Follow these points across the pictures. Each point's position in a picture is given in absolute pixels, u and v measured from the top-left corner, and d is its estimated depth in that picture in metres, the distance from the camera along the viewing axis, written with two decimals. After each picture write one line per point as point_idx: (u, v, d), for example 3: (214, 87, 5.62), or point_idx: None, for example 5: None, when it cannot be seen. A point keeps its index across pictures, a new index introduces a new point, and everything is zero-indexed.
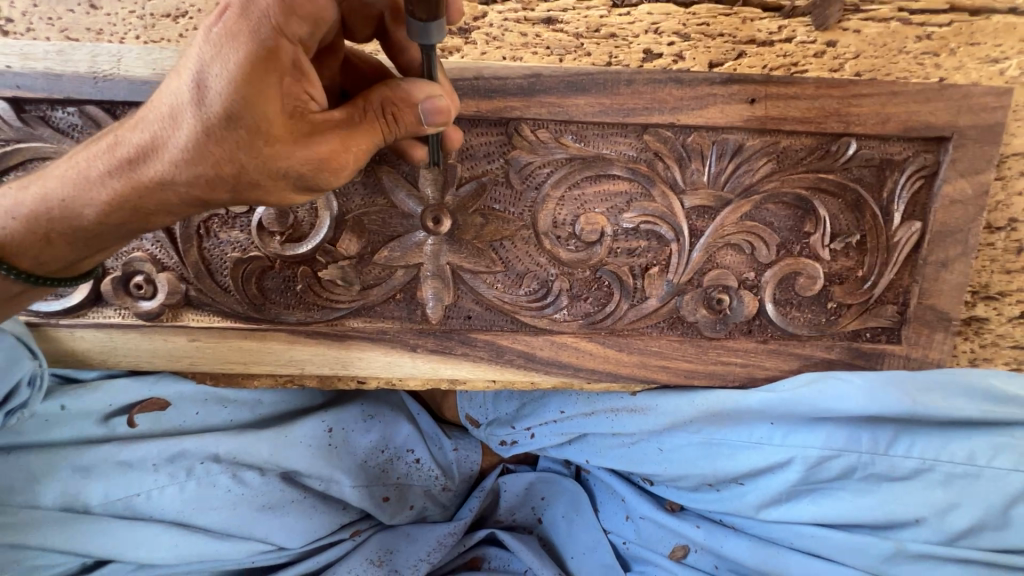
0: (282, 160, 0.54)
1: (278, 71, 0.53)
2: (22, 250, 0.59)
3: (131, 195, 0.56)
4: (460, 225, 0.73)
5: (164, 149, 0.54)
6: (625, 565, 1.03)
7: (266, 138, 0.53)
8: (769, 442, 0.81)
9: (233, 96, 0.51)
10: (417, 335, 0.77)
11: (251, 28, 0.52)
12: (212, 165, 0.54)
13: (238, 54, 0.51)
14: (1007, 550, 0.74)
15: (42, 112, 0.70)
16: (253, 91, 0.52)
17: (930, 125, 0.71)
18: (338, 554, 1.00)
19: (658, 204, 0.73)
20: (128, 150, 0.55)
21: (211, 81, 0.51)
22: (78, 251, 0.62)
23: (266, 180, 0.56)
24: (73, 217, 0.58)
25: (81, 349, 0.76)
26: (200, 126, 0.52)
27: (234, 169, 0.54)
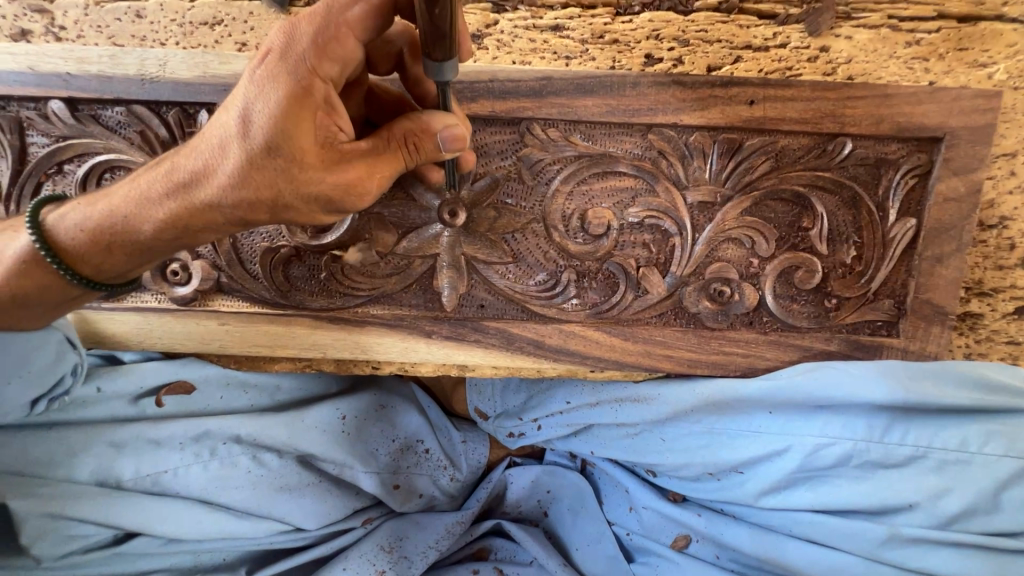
0: (313, 185, 0.60)
1: (312, 107, 0.59)
2: (85, 259, 0.66)
3: (182, 215, 0.62)
4: (474, 218, 0.78)
5: (213, 175, 0.59)
6: (629, 557, 1.05)
7: (301, 166, 0.59)
8: (767, 430, 0.85)
9: (274, 129, 0.57)
10: (433, 321, 0.81)
11: (290, 70, 0.57)
12: (253, 189, 0.59)
13: (278, 93, 0.57)
14: (1002, 534, 0.76)
15: (93, 111, 0.76)
16: (291, 125, 0.57)
17: (923, 126, 0.75)
18: (352, 539, 1.04)
19: (662, 199, 0.78)
20: (181, 175, 0.61)
21: (255, 115, 0.57)
22: (132, 263, 0.68)
23: (299, 203, 0.61)
24: (131, 234, 0.64)
25: (119, 332, 0.81)
26: (245, 155, 0.58)
27: (272, 193, 0.59)
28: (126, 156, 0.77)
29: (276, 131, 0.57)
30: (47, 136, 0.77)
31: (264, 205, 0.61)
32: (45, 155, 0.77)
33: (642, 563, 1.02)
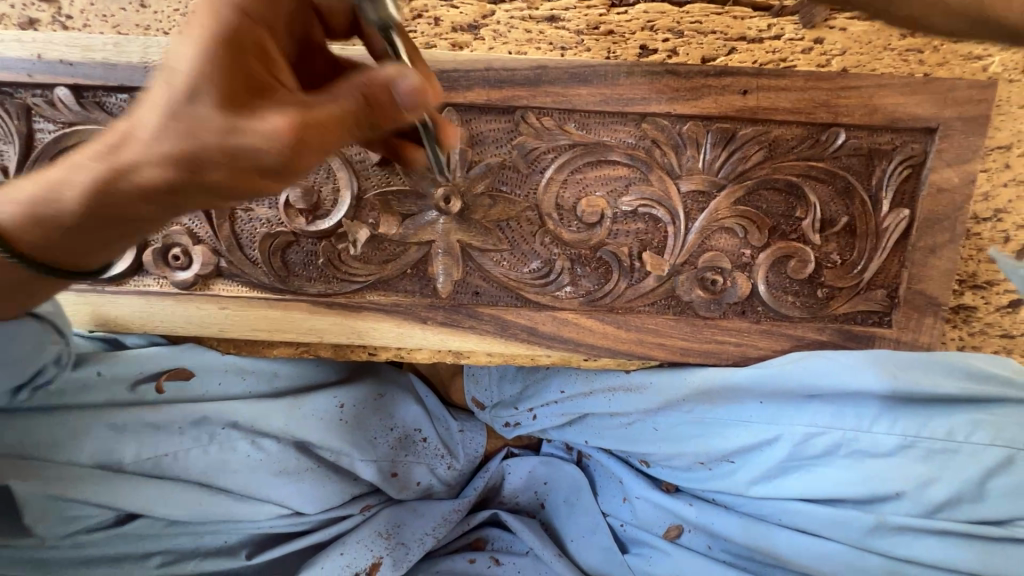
0: (236, 134, 0.45)
1: (244, 51, 0.50)
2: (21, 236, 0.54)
3: (100, 195, 0.50)
4: (470, 206, 0.79)
5: (130, 140, 0.48)
6: (622, 547, 1.05)
7: (224, 115, 0.46)
8: (758, 419, 0.85)
9: (199, 79, 0.47)
10: (428, 308, 0.82)
11: (218, 16, 0.51)
12: (172, 152, 0.46)
13: (205, 40, 0.49)
14: (988, 522, 0.77)
15: (98, 98, 0.78)
16: (220, 73, 0.48)
17: (916, 117, 0.75)
18: (349, 525, 1.05)
19: (655, 188, 0.78)
20: (99, 147, 0.50)
21: (177, 63, 0.48)
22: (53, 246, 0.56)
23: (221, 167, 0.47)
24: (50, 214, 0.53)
25: (121, 315, 0.83)
26: (165, 112, 0.46)
27: (193, 153, 0.46)
28: None
29: (201, 81, 0.47)
30: (53, 122, 0.79)
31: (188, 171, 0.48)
32: (50, 141, 0.79)
33: (635, 554, 1.02)
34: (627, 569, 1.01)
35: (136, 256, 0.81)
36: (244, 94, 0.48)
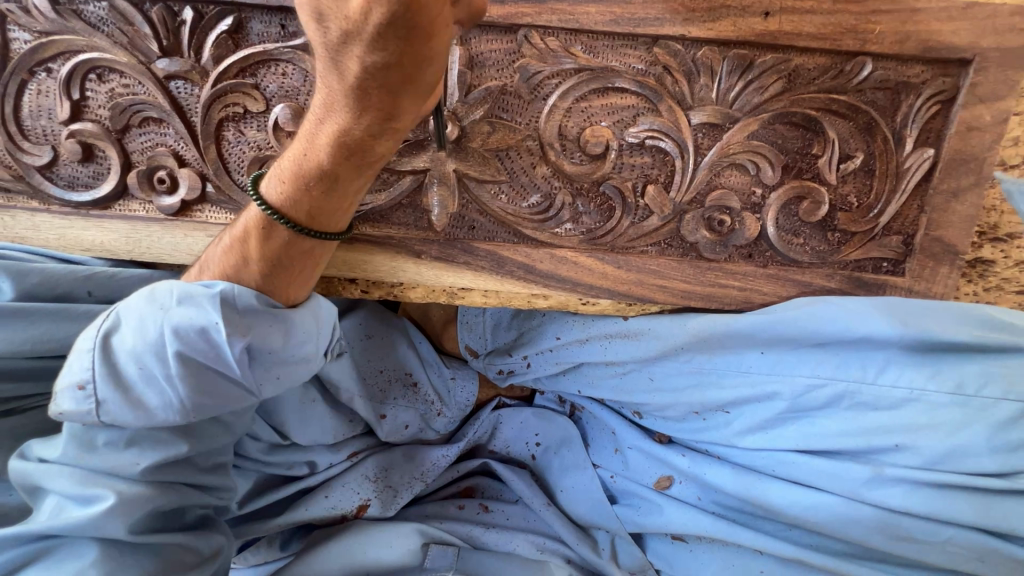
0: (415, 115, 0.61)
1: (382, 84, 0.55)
2: (297, 212, 0.70)
3: (332, 167, 0.66)
4: (468, 133, 0.75)
5: (314, 146, 0.65)
6: (612, 498, 1.02)
7: (407, 109, 0.59)
8: (757, 371, 0.79)
9: (369, 88, 0.56)
10: (422, 242, 0.79)
11: (340, 57, 0.54)
12: (385, 137, 0.63)
13: (347, 77, 0.56)
14: (988, 474, 0.69)
15: (75, 6, 0.73)
16: (389, 84, 0.55)
17: (952, 46, 0.70)
18: (338, 468, 1.03)
19: (664, 119, 0.74)
20: (315, 146, 0.65)
21: (337, 77, 0.57)
22: (338, 203, 0.70)
23: (402, 109, 0.59)
24: (319, 188, 0.68)
25: (106, 241, 0.80)
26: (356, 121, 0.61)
27: (391, 137, 0.63)
28: (109, 55, 0.74)
29: (337, 99, 0.59)
30: (29, 31, 0.74)
31: (416, 102, 0.59)
32: (27, 51, 0.74)
33: (626, 505, 0.99)
34: (617, 520, 0.98)
35: (121, 179, 0.78)
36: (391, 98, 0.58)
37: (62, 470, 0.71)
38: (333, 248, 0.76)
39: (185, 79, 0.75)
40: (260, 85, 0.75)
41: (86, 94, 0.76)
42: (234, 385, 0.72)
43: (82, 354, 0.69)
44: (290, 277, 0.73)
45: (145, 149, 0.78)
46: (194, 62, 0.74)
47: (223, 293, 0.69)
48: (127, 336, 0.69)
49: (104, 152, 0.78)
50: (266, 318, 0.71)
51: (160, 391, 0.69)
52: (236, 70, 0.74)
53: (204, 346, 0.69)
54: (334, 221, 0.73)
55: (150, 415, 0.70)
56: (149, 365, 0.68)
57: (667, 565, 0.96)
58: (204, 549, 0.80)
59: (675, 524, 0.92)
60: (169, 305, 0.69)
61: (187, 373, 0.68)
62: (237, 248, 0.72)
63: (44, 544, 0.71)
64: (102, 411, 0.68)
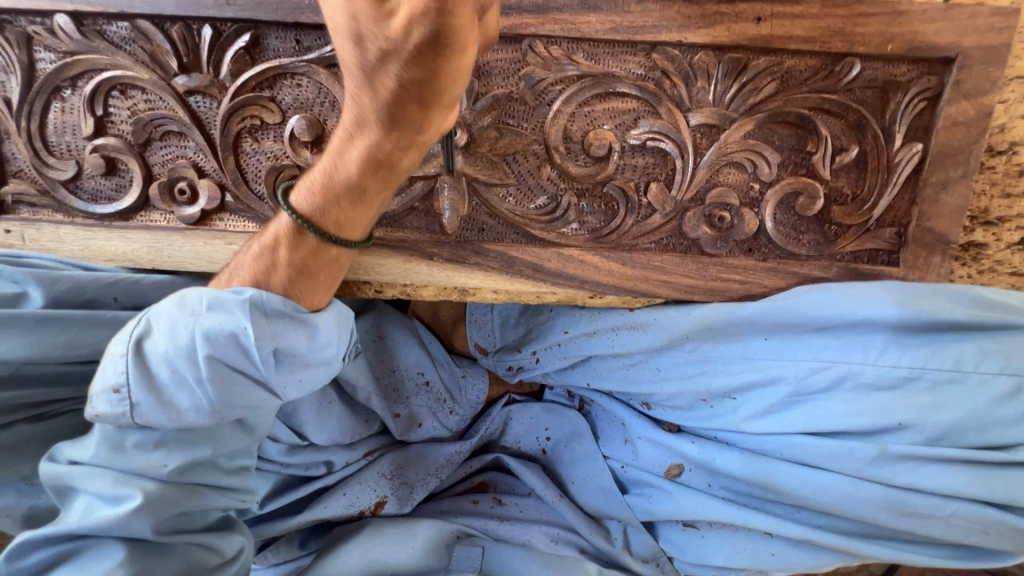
0: (442, 127, 0.65)
1: (416, 101, 0.59)
2: (325, 222, 0.74)
3: (361, 178, 0.70)
4: (476, 138, 0.78)
5: (344, 160, 0.69)
6: (622, 488, 1.05)
7: (436, 122, 0.63)
8: (761, 357, 0.82)
9: (403, 105, 0.60)
10: (434, 244, 0.83)
11: (376, 78, 0.58)
12: (413, 149, 0.67)
13: (382, 96, 0.60)
14: (986, 447, 0.73)
15: (98, 26, 0.76)
16: (422, 100, 0.59)
17: (935, 46, 0.73)
18: (353, 468, 1.06)
19: (664, 120, 0.77)
20: (346, 159, 0.69)
21: (370, 96, 0.60)
22: (363, 213, 0.74)
23: (431, 120, 0.62)
24: (346, 198, 0.73)
25: (129, 251, 0.83)
26: (387, 135, 0.65)
27: (419, 148, 0.67)
28: (132, 72, 0.77)
29: (369, 116, 0.63)
30: (54, 52, 0.77)
31: (443, 114, 0.62)
32: (53, 71, 0.77)
33: (636, 495, 1.02)
34: (628, 508, 1.02)
35: (143, 191, 0.81)
36: (422, 113, 0.61)
37: (93, 471, 0.73)
38: (351, 259, 0.80)
39: (204, 94, 0.78)
40: (276, 98, 0.78)
41: (110, 110, 0.79)
42: (261, 388, 0.75)
43: (115, 359, 0.72)
44: (315, 283, 0.76)
45: (166, 161, 0.81)
46: (212, 77, 0.77)
47: (252, 298, 0.72)
48: (158, 341, 0.72)
49: (127, 165, 0.81)
50: (291, 322, 0.74)
51: (190, 394, 0.72)
52: (253, 84, 0.77)
53: (234, 350, 0.71)
54: (357, 229, 0.76)
55: (182, 416, 0.73)
56: (180, 369, 0.71)
57: (679, 553, 1.00)
58: (226, 550, 0.81)
59: (687, 509, 0.95)
60: (199, 311, 0.72)
61: (218, 376, 0.71)
62: (268, 255, 0.75)
63: (74, 545, 0.72)
64: (136, 413, 0.72)
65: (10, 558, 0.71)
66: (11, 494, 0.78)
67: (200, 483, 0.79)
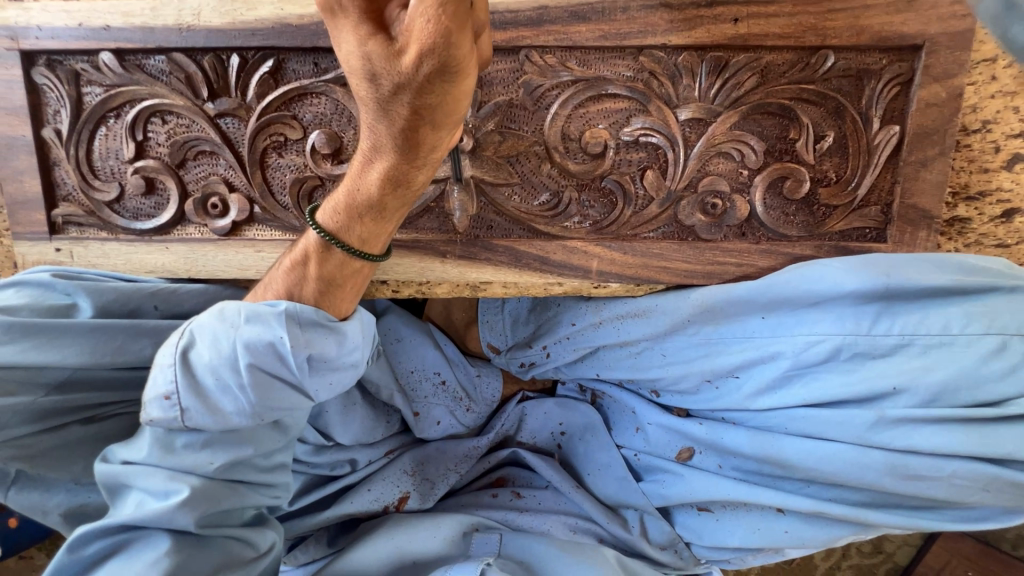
0: (449, 144, 0.72)
1: (427, 123, 0.66)
2: (348, 238, 0.80)
3: (380, 197, 0.76)
4: (481, 143, 0.85)
5: (363, 182, 0.76)
6: (637, 476, 1.08)
7: (445, 140, 0.70)
8: (759, 334, 0.86)
9: (415, 129, 0.66)
10: (446, 243, 0.89)
11: (390, 107, 0.64)
12: (425, 166, 0.74)
13: (396, 123, 0.66)
14: (980, 405, 0.76)
15: (138, 61, 0.85)
16: (432, 122, 0.66)
17: (903, 35, 0.79)
18: (376, 465, 1.11)
19: (654, 117, 0.83)
20: (364, 181, 0.76)
21: (385, 123, 0.67)
22: (384, 227, 0.81)
23: (442, 139, 0.69)
24: (367, 216, 0.79)
25: (167, 262, 0.91)
26: (401, 157, 0.71)
27: (430, 166, 0.74)
28: (169, 100, 0.85)
29: (384, 141, 0.70)
30: (100, 86, 0.86)
31: (450, 133, 0.69)
32: (99, 103, 0.86)
33: (651, 481, 1.05)
34: (643, 496, 1.05)
35: (179, 207, 0.89)
36: (432, 134, 0.68)
37: (146, 469, 0.78)
38: (372, 271, 0.86)
39: (233, 116, 0.86)
40: (298, 116, 0.86)
41: (148, 135, 0.87)
42: (296, 392, 0.81)
43: (164, 368, 0.78)
44: (340, 294, 0.82)
45: (200, 178, 0.89)
46: (240, 101, 0.85)
47: (288, 311, 0.77)
48: (203, 351, 0.78)
49: (164, 184, 0.89)
50: (323, 330, 0.80)
51: (234, 399, 0.78)
52: (277, 104, 0.85)
53: (272, 357, 0.77)
54: (377, 243, 0.82)
55: (227, 420, 0.78)
56: (224, 376, 0.77)
57: (696, 537, 1.02)
58: (259, 544, 0.85)
59: (700, 492, 0.97)
60: (239, 323, 0.78)
61: (259, 382, 0.78)
62: (298, 269, 0.81)
63: (124, 536, 0.77)
64: (186, 418, 0.77)
65: (69, 550, 0.76)
66: (64, 494, 0.83)
67: (240, 479, 0.84)
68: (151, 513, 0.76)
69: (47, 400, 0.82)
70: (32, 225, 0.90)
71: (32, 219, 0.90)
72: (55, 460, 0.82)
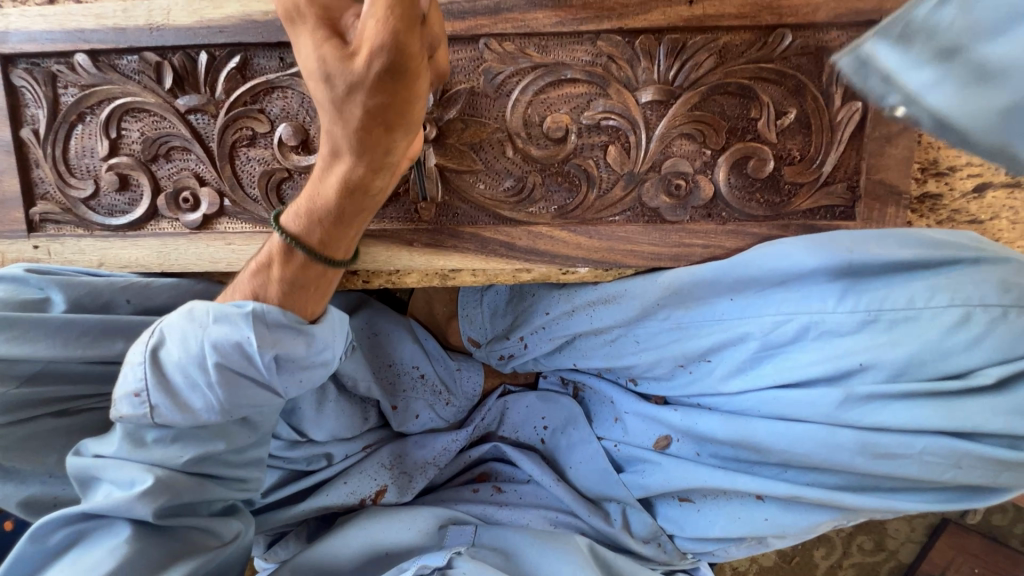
0: (406, 148, 0.73)
1: (381, 126, 0.67)
2: (310, 242, 0.80)
3: (341, 202, 0.77)
4: (444, 130, 0.86)
5: (323, 187, 0.77)
6: (618, 468, 1.05)
7: (401, 143, 0.71)
8: (728, 316, 0.85)
9: (371, 130, 0.67)
10: (413, 231, 0.90)
11: (344, 108, 0.66)
12: (383, 171, 0.74)
13: (352, 124, 0.67)
14: (947, 377, 0.75)
15: (111, 61, 0.87)
16: (386, 124, 0.67)
17: (859, 11, 0.79)
18: (353, 459, 1.11)
19: (614, 100, 0.84)
20: (325, 185, 0.77)
21: (342, 125, 0.68)
22: (345, 233, 0.81)
23: (397, 141, 0.70)
24: (328, 220, 0.79)
25: (141, 256, 0.92)
26: (360, 161, 0.72)
27: (388, 170, 0.75)
28: (140, 98, 0.88)
29: (343, 143, 0.71)
30: (75, 86, 0.89)
31: (406, 136, 0.70)
32: (74, 102, 0.88)
33: (631, 472, 1.02)
34: (624, 487, 1.02)
35: (152, 202, 0.91)
36: (387, 136, 0.69)
37: (115, 463, 0.79)
38: (340, 277, 0.87)
39: (203, 112, 0.88)
40: (265, 109, 0.87)
41: (122, 133, 0.90)
42: (266, 390, 0.81)
43: (135, 366, 0.78)
44: (305, 298, 0.82)
45: (172, 173, 0.91)
46: (209, 97, 0.87)
47: (254, 311, 0.77)
48: (172, 349, 0.77)
49: (138, 180, 0.91)
50: (292, 330, 0.79)
51: (202, 396, 0.78)
52: (244, 99, 0.87)
53: (240, 357, 0.77)
54: (340, 249, 0.82)
55: (196, 417, 0.78)
56: (193, 374, 0.77)
57: (678, 528, 1.00)
58: (224, 533, 0.85)
59: (676, 479, 0.95)
60: (207, 323, 0.77)
61: (226, 380, 0.77)
62: (263, 273, 0.81)
63: (91, 524, 0.78)
64: (156, 414, 0.78)
65: (35, 538, 0.76)
66: (37, 485, 0.85)
67: (208, 472, 0.84)
68: (115, 503, 0.77)
69: (21, 392, 0.83)
70: (11, 223, 0.93)
71: (12, 217, 0.93)
72: (28, 452, 0.83)
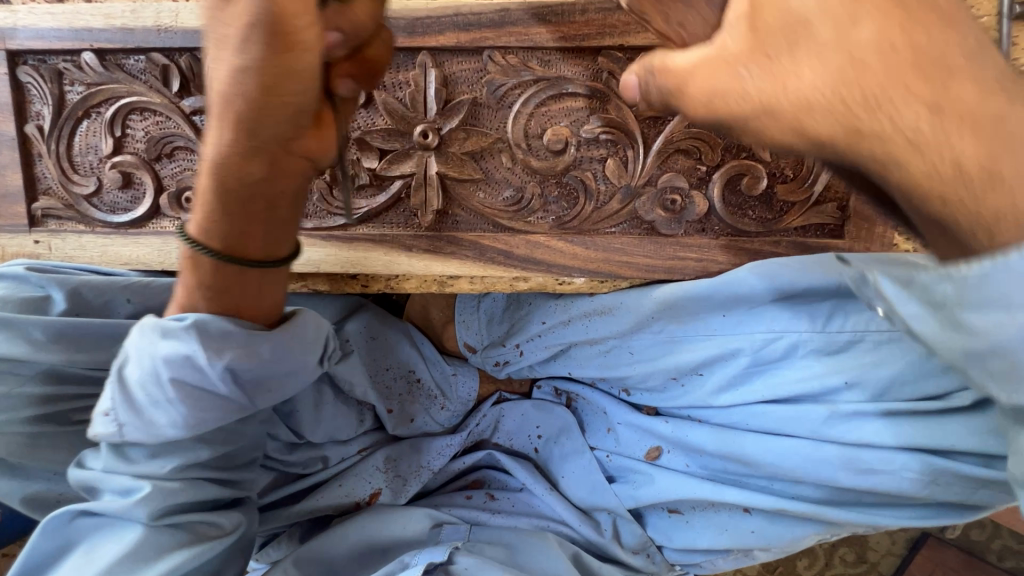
0: (274, 123, 0.60)
1: (247, 92, 0.58)
2: (212, 239, 0.70)
3: (216, 180, 0.65)
4: (446, 139, 0.87)
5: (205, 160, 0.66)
6: (610, 478, 1.07)
7: (270, 115, 0.59)
8: (720, 332, 0.88)
9: (232, 86, 0.58)
10: (414, 237, 0.91)
11: (216, 62, 0.58)
12: (246, 146, 0.62)
13: (223, 75, 0.58)
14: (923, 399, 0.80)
15: (118, 60, 0.88)
16: (249, 80, 0.57)
17: None
18: (348, 462, 1.11)
19: (614, 115, 0.86)
20: (205, 157, 0.65)
21: (216, 77, 0.59)
22: (230, 221, 0.68)
23: (261, 103, 0.58)
24: (209, 202, 0.67)
25: (142, 254, 0.93)
26: (224, 124, 0.61)
27: (252, 143, 0.62)
28: (146, 98, 0.89)
29: (213, 101, 0.60)
30: (82, 84, 0.89)
31: (273, 116, 0.59)
32: (80, 100, 0.89)
33: (623, 482, 1.04)
34: (615, 497, 1.03)
35: (155, 200, 0.92)
36: (256, 107, 0.59)
37: (109, 472, 0.79)
38: (284, 278, 0.78)
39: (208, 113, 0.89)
40: None
41: (127, 131, 0.91)
42: (227, 404, 0.77)
43: (104, 386, 0.77)
44: (229, 300, 0.74)
45: (175, 173, 0.92)
46: None
47: (195, 322, 0.72)
48: (130, 367, 0.75)
49: (141, 178, 0.92)
50: (236, 340, 0.73)
51: (167, 413, 0.75)
52: None
53: (191, 371, 0.73)
54: (252, 247, 0.72)
55: (161, 433, 0.76)
56: (152, 391, 0.74)
57: (667, 539, 1.01)
58: (226, 525, 0.85)
59: (667, 491, 0.97)
60: (154, 338, 0.73)
61: (185, 396, 0.74)
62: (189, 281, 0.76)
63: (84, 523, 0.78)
64: (126, 433, 0.76)
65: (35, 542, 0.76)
66: (41, 482, 0.86)
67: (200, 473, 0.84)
68: (120, 503, 0.77)
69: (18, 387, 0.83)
70: (12, 217, 0.93)
71: (13, 212, 0.93)
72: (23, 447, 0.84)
